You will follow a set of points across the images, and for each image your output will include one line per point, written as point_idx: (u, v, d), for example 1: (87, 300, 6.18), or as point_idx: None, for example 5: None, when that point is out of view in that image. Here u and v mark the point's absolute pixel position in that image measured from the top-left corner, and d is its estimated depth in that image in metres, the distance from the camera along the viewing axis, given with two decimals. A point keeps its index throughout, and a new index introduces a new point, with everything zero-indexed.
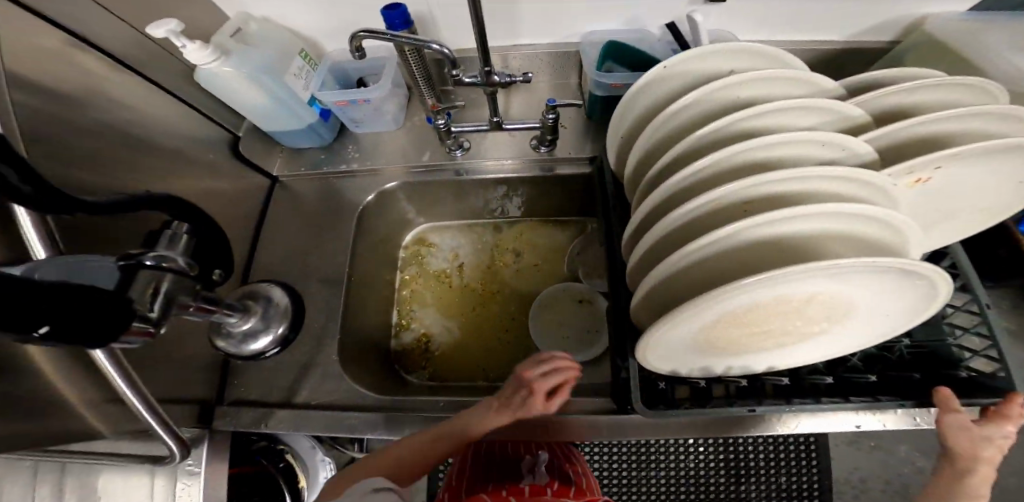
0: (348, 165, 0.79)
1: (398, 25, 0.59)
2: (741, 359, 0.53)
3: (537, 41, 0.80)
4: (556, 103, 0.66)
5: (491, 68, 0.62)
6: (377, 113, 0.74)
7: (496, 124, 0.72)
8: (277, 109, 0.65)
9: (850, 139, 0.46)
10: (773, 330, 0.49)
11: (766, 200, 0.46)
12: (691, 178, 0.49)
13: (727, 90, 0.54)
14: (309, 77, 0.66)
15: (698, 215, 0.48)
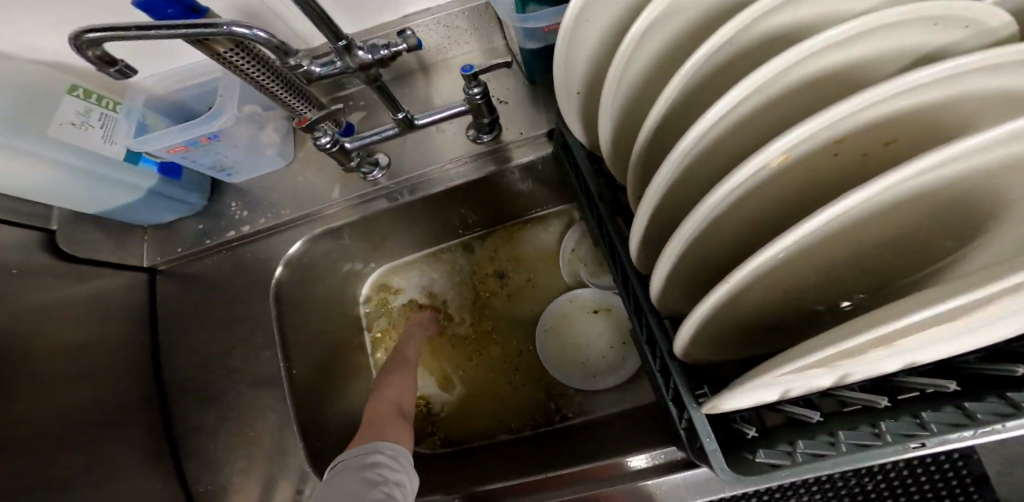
0: (239, 231, 0.55)
1: (175, 17, 0.35)
2: (865, 365, 0.36)
3: (434, 3, 0.59)
4: (477, 70, 0.45)
5: (348, 39, 0.38)
6: (246, 151, 0.51)
7: (408, 120, 0.49)
8: (68, 181, 0.42)
9: (984, 5, 0.22)
10: (928, 332, 0.29)
11: (890, 129, 0.23)
12: (723, 127, 0.26)
13: None
14: (109, 123, 0.44)
15: (778, 183, 0.27)
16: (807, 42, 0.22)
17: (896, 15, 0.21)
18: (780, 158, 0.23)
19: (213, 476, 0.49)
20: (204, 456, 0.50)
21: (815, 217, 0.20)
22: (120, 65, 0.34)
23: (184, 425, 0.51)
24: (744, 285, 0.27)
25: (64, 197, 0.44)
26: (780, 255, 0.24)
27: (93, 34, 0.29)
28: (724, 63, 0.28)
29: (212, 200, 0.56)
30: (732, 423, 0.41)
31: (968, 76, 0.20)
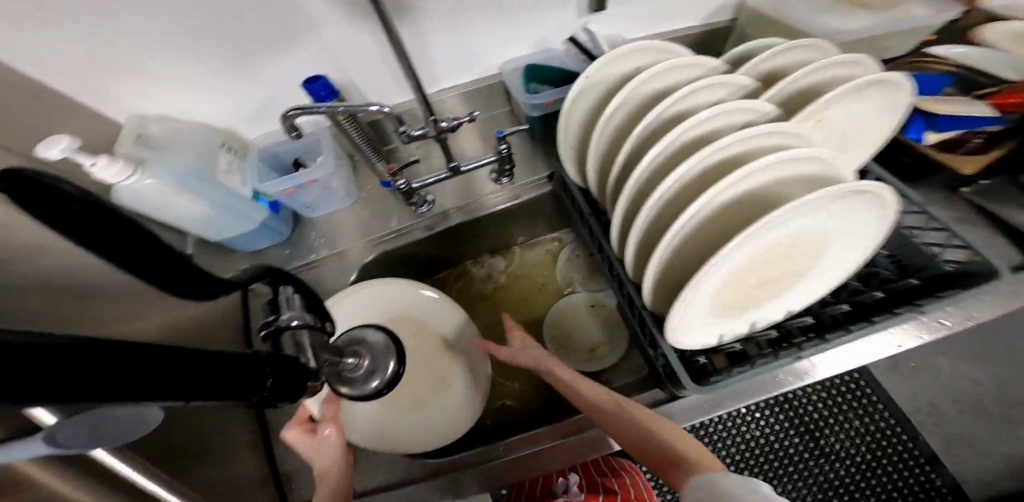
0: (319, 254, 0.71)
1: (325, 97, 0.55)
2: (762, 313, 0.57)
3: (459, 80, 0.82)
4: (504, 134, 0.67)
5: (436, 115, 0.59)
6: (328, 193, 0.70)
7: (455, 169, 0.70)
8: (219, 215, 0.58)
9: (754, 102, 0.47)
10: (774, 278, 0.53)
11: (725, 165, 0.47)
12: (657, 164, 0.49)
13: (634, 92, 0.54)
14: (241, 171, 0.61)
15: (690, 192, 0.49)
16: (680, 128, 0.47)
17: (713, 112, 0.47)
18: (676, 179, 0.46)
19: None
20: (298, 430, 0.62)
21: (690, 207, 0.43)
22: (298, 132, 0.53)
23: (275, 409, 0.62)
24: (672, 254, 0.49)
25: (209, 228, 0.59)
26: (687, 229, 0.47)
27: (299, 109, 0.49)
28: (654, 130, 0.52)
29: (296, 231, 0.71)
30: (693, 362, 0.59)
31: (743, 139, 0.45)
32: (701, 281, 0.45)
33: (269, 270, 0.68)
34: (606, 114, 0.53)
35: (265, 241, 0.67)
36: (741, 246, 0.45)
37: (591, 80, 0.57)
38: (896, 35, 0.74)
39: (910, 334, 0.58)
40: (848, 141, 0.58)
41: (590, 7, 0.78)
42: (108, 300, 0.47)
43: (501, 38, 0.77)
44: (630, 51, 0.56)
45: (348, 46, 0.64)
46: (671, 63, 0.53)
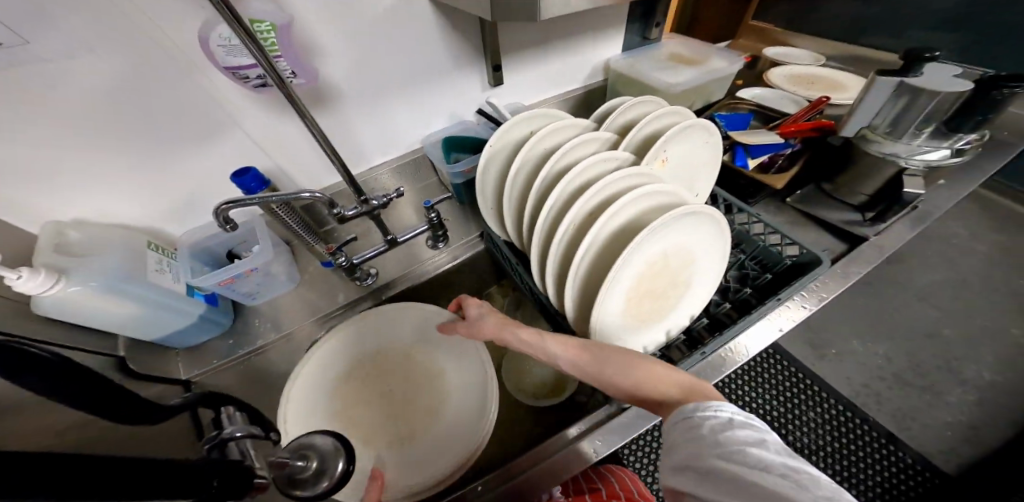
0: (267, 339, 0.71)
1: (255, 187, 0.61)
2: (672, 320, 0.67)
3: (387, 157, 0.92)
4: (432, 204, 0.76)
5: (366, 195, 0.67)
6: (268, 280, 0.73)
7: (392, 242, 0.77)
8: (151, 313, 0.59)
9: (613, 153, 0.62)
10: (669, 291, 0.63)
11: (604, 203, 0.59)
12: (555, 210, 0.60)
13: (530, 151, 0.66)
14: (173, 268, 0.64)
15: (586, 222, 0.59)
16: (564, 180, 0.59)
17: (584, 164, 0.60)
18: (569, 222, 0.57)
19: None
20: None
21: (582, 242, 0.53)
22: (232, 224, 0.58)
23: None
24: (581, 281, 0.58)
25: (140, 329, 0.59)
26: (586, 258, 0.57)
27: (230, 202, 0.54)
28: (547, 185, 0.64)
29: (238, 320, 0.72)
30: None
31: (609, 183, 0.58)
32: (604, 301, 0.55)
33: (211, 363, 0.67)
34: (510, 173, 0.64)
35: (202, 335, 0.67)
36: (627, 268, 0.55)
37: (493, 150, 0.70)
38: None
39: (786, 317, 0.71)
40: (696, 170, 0.75)
41: (489, 81, 0.93)
42: None
43: (419, 117, 0.89)
44: (519, 123, 0.70)
45: (274, 140, 0.73)
46: (551, 127, 0.67)
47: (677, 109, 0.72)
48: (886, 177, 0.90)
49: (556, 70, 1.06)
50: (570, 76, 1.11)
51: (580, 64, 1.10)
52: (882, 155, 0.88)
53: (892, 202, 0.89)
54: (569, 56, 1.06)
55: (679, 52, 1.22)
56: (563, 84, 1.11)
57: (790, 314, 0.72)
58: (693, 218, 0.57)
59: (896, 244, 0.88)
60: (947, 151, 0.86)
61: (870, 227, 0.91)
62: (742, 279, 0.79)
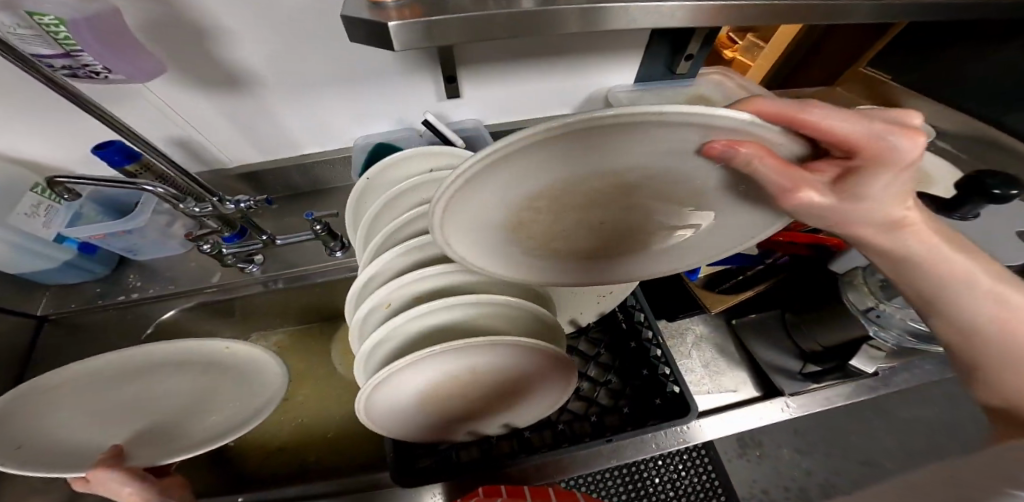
0: (127, 296, 0.74)
1: (119, 160, 0.60)
2: (506, 416, 0.71)
3: (321, 149, 0.88)
4: (313, 215, 0.73)
5: (219, 196, 0.65)
6: (150, 241, 0.75)
7: (268, 241, 0.77)
8: (13, 252, 0.64)
9: None
10: (480, 395, 0.65)
11: (430, 291, 0.59)
12: (390, 274, 0.60)
13: (397, 199, 0.64)
14: (51, 213, 0.66)
15: (408, 295, 0.59)
16: (393, 250, 0.58)
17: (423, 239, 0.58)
18: (382, 302, 0.58)
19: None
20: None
21: (375, 334, 0.54)
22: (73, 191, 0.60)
23: None
24: (383, 357, 0.58)
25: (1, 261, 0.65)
26: (390, 346, 0.58)
27: (60, 179, 0.56)
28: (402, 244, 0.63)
29: (115, 270, 0.76)
30: (448, 454, 0.70)
31: (432, 273, 0.57)
32: (390, 393, 0.58)
33: (70, 306, 0.72)
34: (365, 216, 0.63)
35: (74, 276, 0.72)
36: (417, 372, 0.57)
37: (377, 181, 0.67)
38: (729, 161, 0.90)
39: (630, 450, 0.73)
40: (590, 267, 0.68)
41: (445, 93, 0.84)
42: None
43: (357, 115, 0.83)
44: (406, 159, 0.66)
45: (182, 110, 0.72)
46: (423, 178, 0.63)
47: None
48: (852, 338, 0.79)
49: (537, 93, 0.94)
50: (559, 102, 0.99)
51: (569, 89, 0.96)
52: (859, 311, 0.74)
53: (838, 367, 0.85)
54: (557, 79, 0.92)
55: (706, 98, 1.02)
56: (548, 107, 0.99)
57: (632, 447, 0.75)
58: (504, 345, 0.57)
59: (804, 410, 0.85)
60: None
61: (798, 383, 0.87)
62: (614, 399, 0.80)
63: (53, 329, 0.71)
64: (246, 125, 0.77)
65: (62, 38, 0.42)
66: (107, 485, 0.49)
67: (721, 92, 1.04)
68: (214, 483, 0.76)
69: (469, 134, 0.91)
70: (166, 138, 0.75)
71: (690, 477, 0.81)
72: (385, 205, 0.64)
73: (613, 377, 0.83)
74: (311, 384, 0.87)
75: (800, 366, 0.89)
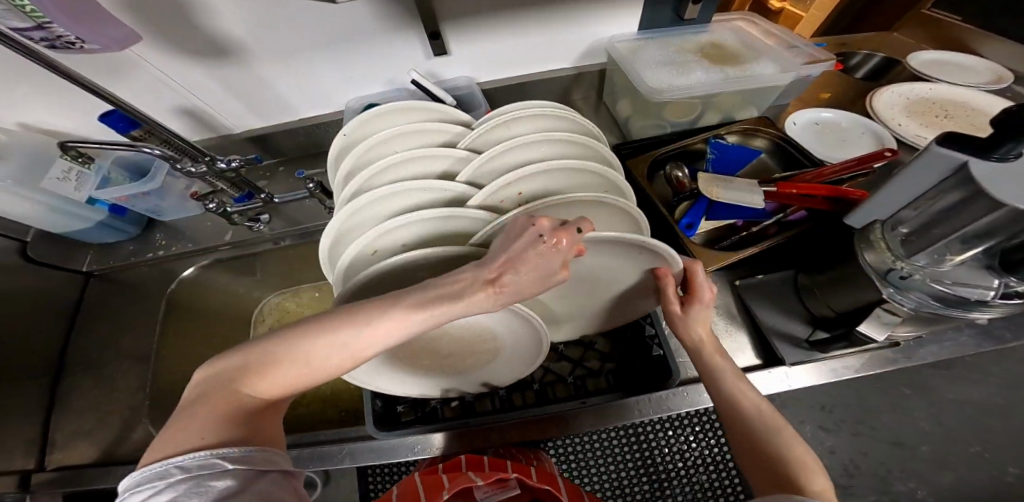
0: (156, 253, 0.84)
1: (119, 124, 0.62)
2: (486, 374, 0.73)
3: (319, 113, 0.90)
4: (307, 174, 0.77)
5: (209, 156, 0.71)
6: (169, 203, 0.83)
7: (268, 199, 0.83)
8: (52, 212, 0.75)
9: (422, 184, 0.56)
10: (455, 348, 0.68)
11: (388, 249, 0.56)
12: (356, 226, 0.59)
13: (370, 153, 0.64)
14: (82, 178, 0.74)
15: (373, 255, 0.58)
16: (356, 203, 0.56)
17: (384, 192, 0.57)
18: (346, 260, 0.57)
19: (84, 411, 0.74)
20: (80, 399, 0.75)
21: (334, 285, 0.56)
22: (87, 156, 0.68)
23: (84, 372, 0.78)
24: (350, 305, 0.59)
25: (43, 220, 0.76)
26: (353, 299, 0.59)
27: (72, 143, 0.62)
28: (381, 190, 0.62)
29: (144, 230, 0.86)
30: (435, 407, 0.75)
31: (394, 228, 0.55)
32: None
33: (110, 263, 0.83)
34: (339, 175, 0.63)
35: (110, 236, 0.83)
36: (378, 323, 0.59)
37: (352, 137, 0.67)
38: (724, 93, 0.85)
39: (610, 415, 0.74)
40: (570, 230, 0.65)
41: (431, 50, 0.83)
42: None
43: (348, 78, 0.84)
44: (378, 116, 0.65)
45: (183, 78, 0.76)
46: (393, 131, 0.63)
47: (556, 140, 0.59)
48: (864, 303, 0.73)
49: (531, 47, 0.90)
50: (555, 56, 0.95)
51: (566, 42, 0.92)
52: (879, 273, 0.67)
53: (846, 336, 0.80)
54: (552, 31, 0.88)
55: (720, 40, 0.94)
56: (545, 62, 0.95)
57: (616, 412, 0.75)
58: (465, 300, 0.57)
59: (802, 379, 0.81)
60: (980, 292, 0.59)
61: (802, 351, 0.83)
62: (601, 362, 0.80)
63: (96, 283, 0.84)
64: (242, 89, 0.81)
65: (30, 11, 0.48)
66: (353, 350, 0.41)
67: (738, 39, 0.95)
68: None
69: (461, 93, 0.90)
70: (175, 106, 0.81)
71: (698, 450, 0.79)
72: (362, 157, 0.64)
73: (600, 339, 0.83)
74: None
75: (808, 332, 0.84)
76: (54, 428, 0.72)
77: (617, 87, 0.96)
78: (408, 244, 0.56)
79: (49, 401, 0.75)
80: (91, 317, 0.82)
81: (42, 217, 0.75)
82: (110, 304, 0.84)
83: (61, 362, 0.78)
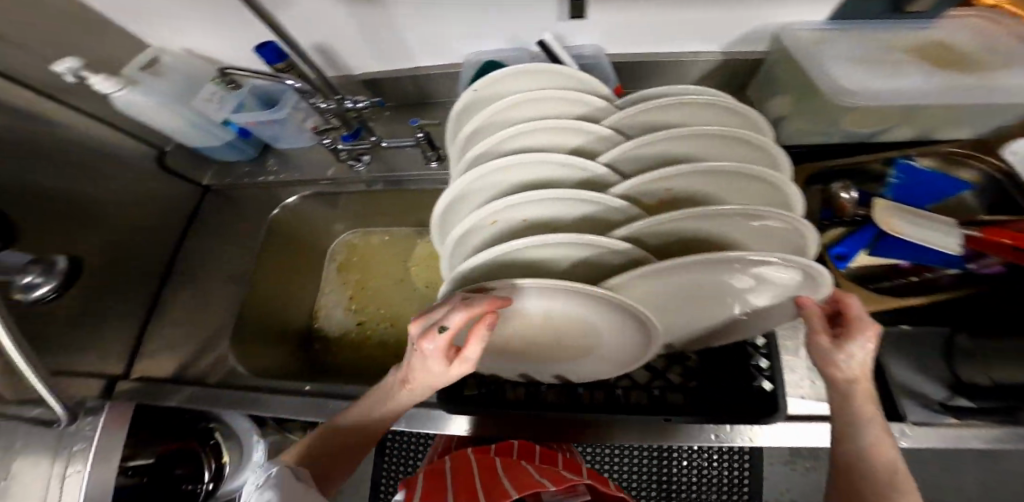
0: (267, 177, 0.89)
1: (273, 52, 0.66)
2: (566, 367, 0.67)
3: (434, 64, 0.87)
4: (420, 124, 0.74)
5: (341, 95, 0.70)
6: (288, 132, 0.86)
7: (376, 143, 0.82)
8: (193, 128, 0.81)
9: (559, 157, 0.49)
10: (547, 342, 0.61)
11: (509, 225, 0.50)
12: (477, 194, 0.53)
13: (500, 115, 0.58)
14: (223, 100, 0.79)
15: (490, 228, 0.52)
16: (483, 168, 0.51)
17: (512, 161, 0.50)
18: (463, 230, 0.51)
19: (185, 313, 0.82)
20: (180, 305, 0.83)
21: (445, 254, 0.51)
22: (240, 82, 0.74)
23: (187, 281, 0.85)
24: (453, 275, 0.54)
25: (185, 136, 0.83)
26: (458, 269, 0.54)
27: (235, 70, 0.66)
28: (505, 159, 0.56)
29: (260, 153, 0.92)
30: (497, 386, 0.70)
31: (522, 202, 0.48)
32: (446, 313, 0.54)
33: (227, 179, 0.90)
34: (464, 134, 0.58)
35: (234, 154, 0.90)
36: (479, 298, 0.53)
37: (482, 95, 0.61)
38: (929, 108, 0.66)
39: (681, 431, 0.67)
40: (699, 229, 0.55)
41: (568, 12, 0.74)
42: (79, 173, 0.73)
43: (472, 31, 0.78)
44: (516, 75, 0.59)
45: (316, 14, 0.75)
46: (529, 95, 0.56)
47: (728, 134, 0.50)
48: None
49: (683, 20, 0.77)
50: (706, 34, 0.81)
51: (730, 19, 0.75)
52: None
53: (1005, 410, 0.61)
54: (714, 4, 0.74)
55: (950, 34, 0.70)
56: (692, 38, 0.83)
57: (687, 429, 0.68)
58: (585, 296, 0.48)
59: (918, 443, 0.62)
60: None
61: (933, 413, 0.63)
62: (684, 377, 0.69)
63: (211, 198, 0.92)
64: (368, 31, 0.78)
65: None
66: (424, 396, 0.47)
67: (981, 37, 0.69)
68: (297, 352, 0.89)
69: (588, 63, 0.81)
70: (312, 40, 0.81)
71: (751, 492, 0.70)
72: (491, 119, 0.58)
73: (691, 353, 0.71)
74: (394, 287, 0.95)
75: (944, 395, 0.65)
76: (157, 328, 0.81)
77: (773, 78, 0.81)
78: (529, 222, 0.50)
79: (159, 297, 0.84)
80: (202, 228, 0.90)
81: (184, 132, 0.81)
82: (217, 222, 0.90)
83: (173, 265, 0.87)
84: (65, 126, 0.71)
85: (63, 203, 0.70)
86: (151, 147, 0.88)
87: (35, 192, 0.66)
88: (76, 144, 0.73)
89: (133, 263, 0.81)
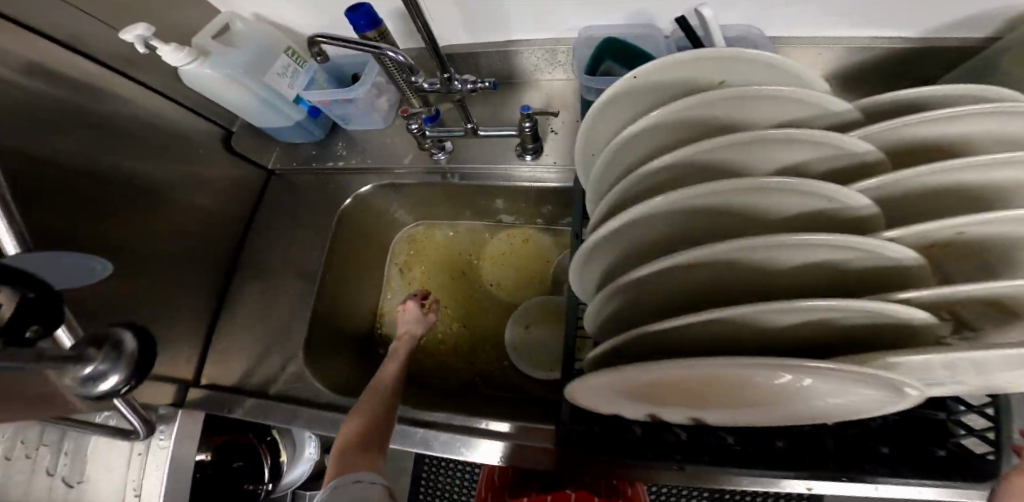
0: (336, 163, 0.80)
1: (361, 24, 0.57)
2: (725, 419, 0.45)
3: (534, 37, 0.73)
4: (532, 111, 0.62)
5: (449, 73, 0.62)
6: (361, 112, 0.76)
7: (471, 130, 0.70)
8: (263, 106, 0.72)
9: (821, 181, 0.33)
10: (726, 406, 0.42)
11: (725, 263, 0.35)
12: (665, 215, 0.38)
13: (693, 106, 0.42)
14: (296, 75, 0.71)
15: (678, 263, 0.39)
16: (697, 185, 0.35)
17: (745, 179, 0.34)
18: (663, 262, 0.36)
19: (249, 310, 0.76)
20: (246, 303, 0.77)
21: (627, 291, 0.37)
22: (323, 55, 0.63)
23: (252, 277, 0.78)
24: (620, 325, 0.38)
25: (253, 114, 0.75)
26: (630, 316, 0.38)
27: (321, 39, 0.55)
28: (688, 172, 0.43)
29: (328, 136, 0.82)
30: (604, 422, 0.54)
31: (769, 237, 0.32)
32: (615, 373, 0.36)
33: (293, 164, 0.82)
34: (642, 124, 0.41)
35: (301, 135, 0.80)
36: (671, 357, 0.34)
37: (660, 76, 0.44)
38: None
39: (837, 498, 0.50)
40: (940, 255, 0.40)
41: None
42: (142, 154, 0.66)
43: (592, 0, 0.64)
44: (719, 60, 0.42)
45: None
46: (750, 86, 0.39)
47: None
48: None
49: None
50: None
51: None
52: None
53: None
54: None
55: None
56: None
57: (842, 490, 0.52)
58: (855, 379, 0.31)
59: None
60: None
61: None
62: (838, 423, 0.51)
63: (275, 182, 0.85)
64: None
65: None
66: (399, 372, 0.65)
67: None
68: (362, 359, 0.81)
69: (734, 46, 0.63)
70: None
71: None
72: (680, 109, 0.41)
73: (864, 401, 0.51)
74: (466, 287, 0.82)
75: None
76: (223, 327, 0.76)
77: None
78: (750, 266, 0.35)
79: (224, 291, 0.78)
80: (266, 217, 0.83)
81: (253, 110, 0.73)
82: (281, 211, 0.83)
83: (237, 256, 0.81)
84: (128, 104, 0.64)
85: (125, 186, 0.63)
86: (216, 126, 0.81)
87: (99, 175, 0.60)
88: (140, 122, 0.66)
89: (199, 254, 0.74)
